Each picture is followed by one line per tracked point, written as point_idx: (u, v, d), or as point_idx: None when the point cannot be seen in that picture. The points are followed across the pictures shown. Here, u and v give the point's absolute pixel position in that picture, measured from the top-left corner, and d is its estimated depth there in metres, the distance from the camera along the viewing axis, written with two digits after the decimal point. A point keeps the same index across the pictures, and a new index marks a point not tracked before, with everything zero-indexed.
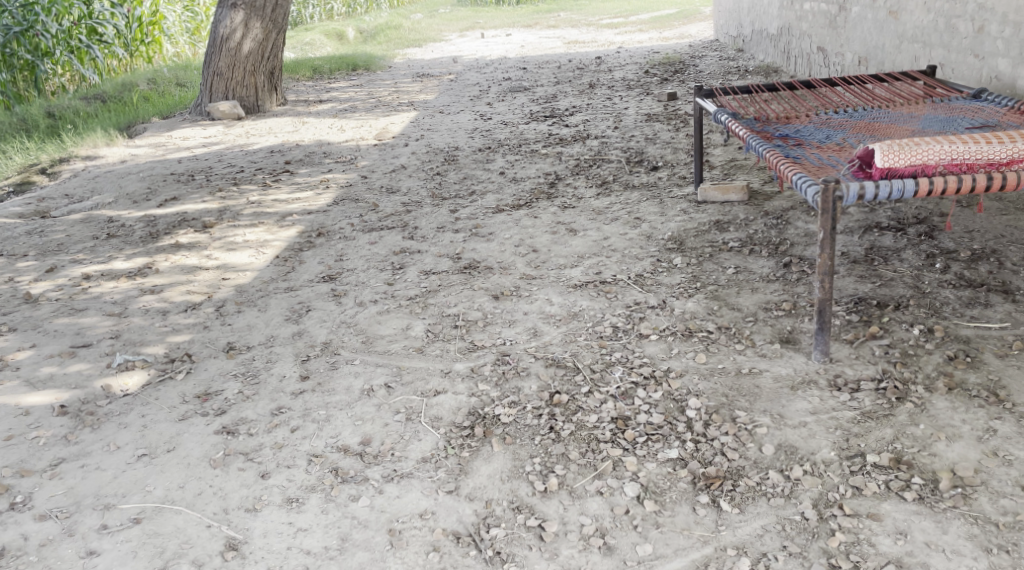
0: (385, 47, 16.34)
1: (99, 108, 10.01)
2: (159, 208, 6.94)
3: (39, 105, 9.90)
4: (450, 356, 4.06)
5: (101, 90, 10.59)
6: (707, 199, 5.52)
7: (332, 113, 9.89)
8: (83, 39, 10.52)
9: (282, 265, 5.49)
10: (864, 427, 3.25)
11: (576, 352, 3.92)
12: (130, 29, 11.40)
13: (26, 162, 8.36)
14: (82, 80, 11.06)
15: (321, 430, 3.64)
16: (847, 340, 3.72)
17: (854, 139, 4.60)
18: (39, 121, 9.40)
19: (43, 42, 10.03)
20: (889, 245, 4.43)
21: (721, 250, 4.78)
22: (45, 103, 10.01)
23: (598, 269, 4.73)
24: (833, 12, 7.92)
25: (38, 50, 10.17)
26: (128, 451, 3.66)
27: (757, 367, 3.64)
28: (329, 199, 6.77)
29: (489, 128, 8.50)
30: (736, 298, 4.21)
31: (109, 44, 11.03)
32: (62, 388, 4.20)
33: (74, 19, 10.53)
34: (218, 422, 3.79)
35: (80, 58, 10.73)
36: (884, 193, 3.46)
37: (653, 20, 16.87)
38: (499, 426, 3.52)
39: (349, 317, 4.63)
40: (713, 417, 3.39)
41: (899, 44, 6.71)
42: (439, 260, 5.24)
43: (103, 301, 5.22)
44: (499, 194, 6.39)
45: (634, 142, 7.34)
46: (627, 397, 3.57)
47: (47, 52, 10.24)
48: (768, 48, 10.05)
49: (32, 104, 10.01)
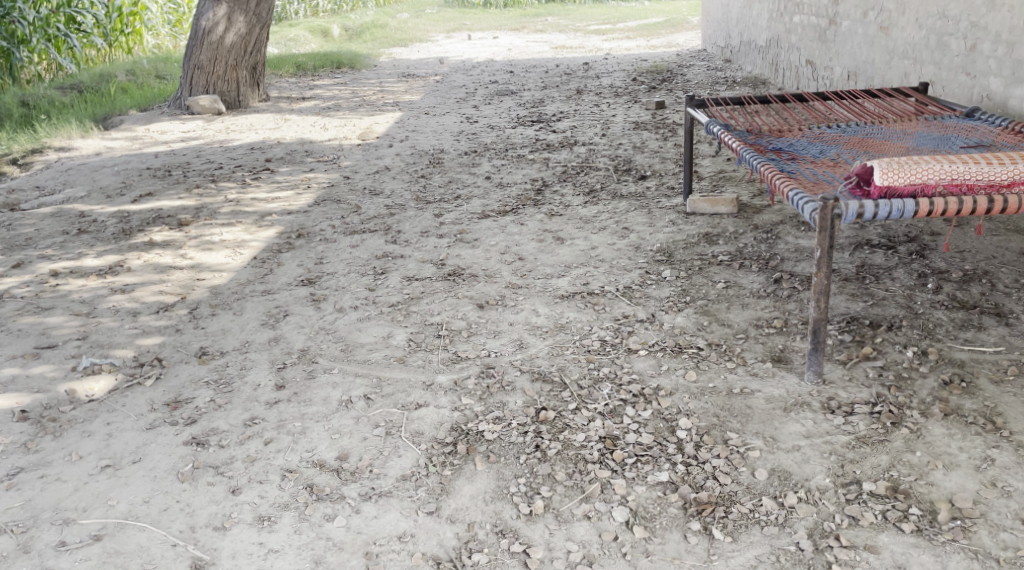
0: (371, 46, 16.20)
1: (76, 98, 9.82)
2: (133, 204, 6.78)
3: (14, 94, 9.68)
4: (433, 367, 3.95)
5: (78, 80, 10.40)
6: (695, 210, 5.44)
7: (314, 111, 9.74)
8: (61, 28, 10.34)
9: (259, 267, 5.36)
10: (859, 453, 3.17)
11: (562, 366, 3.82)
12: (110, 19, 11.22)
13: None
14: (59, 69, 10.84)
15: (297, 443, 3.52)
16: (840, 360, 3.64)
17: (848, 155, 4.53)
18: (14, 109, 9.19)
19: (19, 29, 9.84)
20: (880, 263, 4.36)
21: (710, 264, 4.70)
22: (20, 91, 9.81)
23: (585, 280, 4.64)
24: (823, 26, 7.86)
25: (15, 37, 9.98)
26: (91, 462, 3.54)
27: (749, 387, 3.55)
28: (310, 199, 6.64)
29: (475, 132, 8.39)
30: (726, 313, 4.13)
31: (87, 33, 10.88)
32: (24, 393, 4.11)
33: (53, 7, 10.36)
34: (187, 432, 3.67)
35: (57, 47, 10.58)
36: (883, 212, 3.38)
37: (641, 28, 16.82)
38: (482, 443, 3.41)
39: (328, 324, 4.50)
40: (704, 439, 3.30)
41: (890, 59, 6.66)
42: (423, 265, 5.12)
43: (71, 300, 5.07)
44: (485, 199, 6.29)
45: (621, 150, 7.26)
46: (615, 415, 3.48)
47: (23, 39, 10.05)
48: (756, 59, 10.01)
49: (6, 92, 9.80)
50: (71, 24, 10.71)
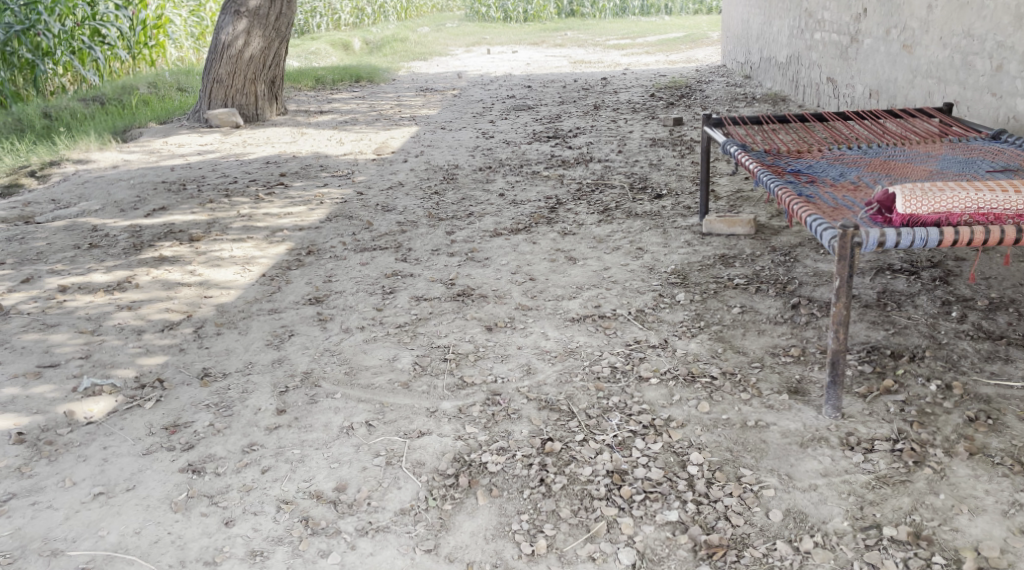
0: (390, 60, 16.19)
1: (97, 110, 9.81)
2: (146, 218, 6.72)
3: (37, 105, 9.69)
4: (437, 393, 3.83)
5: (100, 92, 10.40)
6: (712, 231, 5.30)
7: (332, 124, 9.68)
8: (85, 40, 10.34)
9: (267, 285, 5.27)
10: (880, 493, 3.02)
11: (571, 394, 3.69)
12: (134, 32, 11.24)
13: (16, 164, 8.15)
14: (83, 80, 10.84)
15: (295, 472, 3.41)
16: (859, 393, 3.48)
17: (870, 178, 4.38)
18: (35, 121, 9.18)
19: (44, 41, 9.82)
20: (902, 289, 4.20)
21: (726, 287, 4.56)
22: (43, 103, 9.82)
23: (597, 302, 4.51)
24: (845, 43, 7.72)
25: (39, 50, 9.98)
26: (84, 488, 3.46)
27: (764, 420, 3.40)
28: (322, 215, 6.55)
29: (491, 147, 8.30)
30: (741, 341, 3.99)
31: (111, 46, 10.89)
32: (23, 414, 4.03)
33: (77, 19, 10.36)
34: (184, 458, 3.58)
35: (81, 59, 10.60)
36: (906, 241, 3.24)
37: (661, 43, 16.73)
38: (485, 475, 3.28)
39: (333, 345, 4.40)
40: (716, 475, 3.16)
41: (913, 78, 6.50)
42: (432, 285, 5.01)
43: (76, 317, 5.00)
44: (498, 216, 6.18)
45: (638, 168, 7.14)
46: (624, 447, 3.34)
47: (47, 52, 10.05)
48: (776, 76, 9.87)
49: (29, 103, 9.81)
50: (95, 37, 10.70)
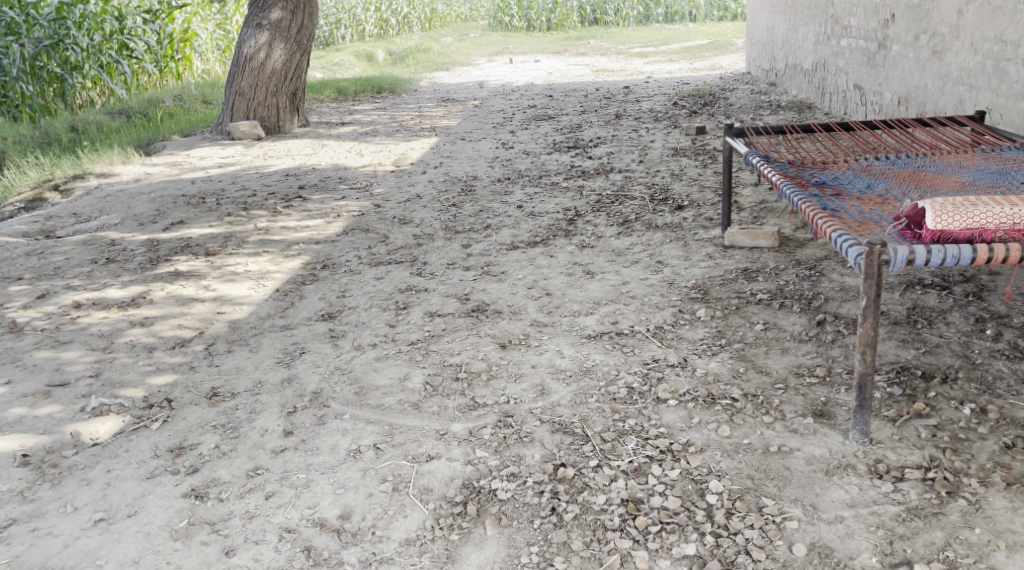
0: (414, 70, 16.13)
1: (124, 124, 9.79)
2: (164, 232, 6.66)
3: (64, 119, 9.69)
4: (448, 415, 3.70)
5: (127, 105, 10.39)
6: (734, 243, 5.15)
7: (352, 136, 9.61)
8: (113, 54, 10.35)
9: (280, 301, 5.17)
10: (910, 527, 2.87)
11: (586, 416, 3.55)
12: (161, 45, 11.24)
13: (41, 178, 8.12)
14: (111, 94, 10.82)
15: (299, 498, 3.31)
16: (888, 417, 3.32)
17: (898, 191, 4.22)
18: (62, 135, 9.18)
19: (72, 56, 9.84)
20: (933, 305, 4.03)
21: (748, 303, 4.40)
22: (70, 116, 9.81)
23: (615, 319, 4.37)
24: (872, 49, 7.53)
25: (68, 64, 10.00)
26: (85, 514, 3.38)
27: (787, 445, 3.25)
28: (339, 228, 6.46)
29: (510, 158, 8.18)
30: (764, 360, 3.83)
31: (139, 60, 10.89)
32: (29, 434, 3.95)
33: (105, 34, 10.38)
34: (187, 482, 3.49)
35: (108, 73, 10.60)
36: (936, 259, 3.07)
37: (684, 50, 16.57)
38: (494, 504, 3.16)
39: (344, 363, 4.28)
40: (736, 505, 3.01)
41: (943, 85, 6.31)
42: (446, 300, 4.89)
43: (89, 334, 4.92)
44: (515, 228, 6.05)
45: (659, 178, 6.99)
46: (639, 474, 3.20)
47: (76, 66, 10.07)
48: (802, 83, 9.69)
49: (57, 117, 9.81)
50: (123, 51, 10.72)
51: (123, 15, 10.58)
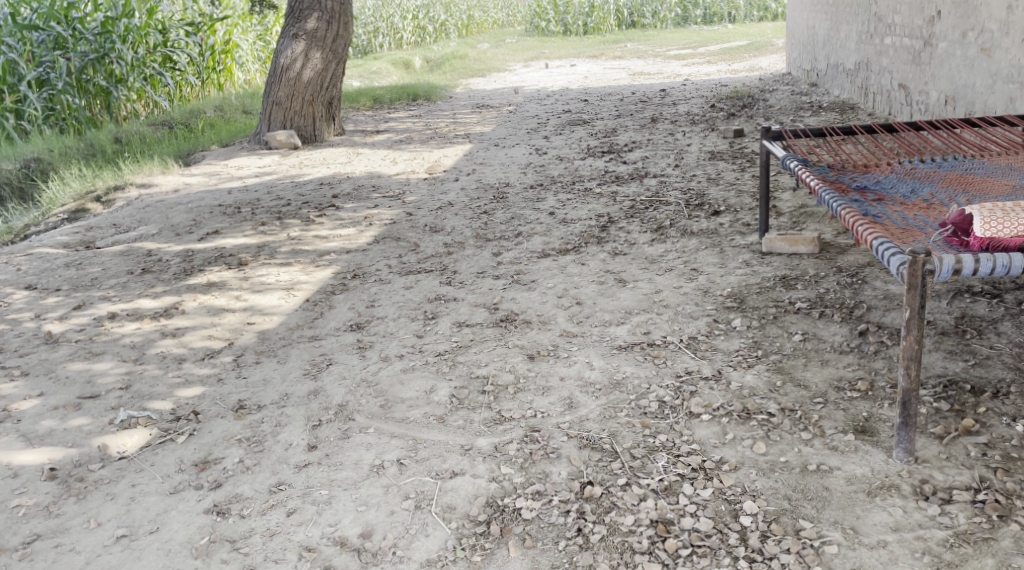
0: (449, 77, 16.07)
1: (166, 135, 9.83)
2: (200, 242, 6.61)
3: (109, 130, 9.73)
4: (473, 429, 3.59)
5: (170, 116, 10.43)
6: (772, 250, 4.99)
7: (386, 144, 9.56)
8: (156, 67, 10.40)
9: (310, 311, 5.09)
10: (959, 554, 2.71)
11: (615, 432, 3.43)
12: (203, 57, 11.20)
13: (83, 190, 8.15)
14: (155, 106, 10.85)
15: (321, 515, 3.22)
16: (935, 434, 3.15)
17: (945, 197, 4.03)
18: (106, 146, 9.22)
19: (117, 68, 9.89)
20: (982, 314, 3.85)
21: (786, 312, 4.24)
22: (114, 128, 9.86)
23: (647, 329, 4.24)
24: (917, 47, 7.32)
25: (112, 77, 10.08)
26: (108, 530, 3.31)
27: (827, 464, 3.10)
28: (370, 237, 6.38)
29: (544, 164, 8.07)
30: (803, 372, 3.68)
31: (181, 71, 10.94)
32: (58, 447, 3.86)
33: (149, 47, 10.44)
34: (210, 498, 3.41)
35: (152, 85, 10.66)
36: (984, 268, 2.90)
37: (722, 51, 16.35)
38: (518, 523, 3.06)
39: (371, 374, 4.18)
40: (772, 528, 2.87)
41: (992, 83, 6.12)
42: (475, 310, 4.79)
43: (121, 344, 4.82)
44: (546, 236, 5.93)
45: (694, 183, 6.83)
46: (670, 493, 3.07)
47: (120, 79, 10.13)
48: (844, 83, 9.48)
49: (102, 128, 9.87)
50: (167, 63, 10.79)
51: (167, 28, 10.65)
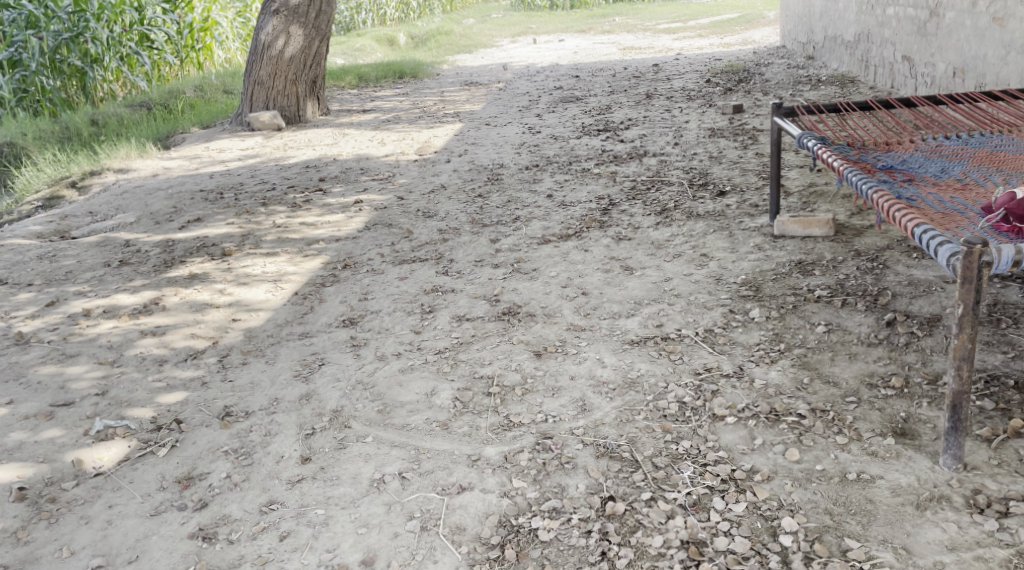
0: (436, 54, 15.72)
1: (144, 116, 9.47)
2: (180, 231, 6.30)
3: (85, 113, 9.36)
4: (480, 437, 3.35)
5: (148, 97, 10.04)
6: (785, 232, 4.74)
7: (373, 124, 9.25)
8: (134, 46, 9.98)
9: (299, 305, 4.81)
10: None
11: (634, 438, 3.19)
12: (181, 35, 10.77)
13: (58, 175, 7.84)
14: (132, 86, 10.47)
15: (317, 539, 2.98)
16: (982, 438, 2.94)
17: (979, 178, 3.81)
18: (82, 129, 8.87)
19: (93, 49, 9.46)
20: (1017, 300, 3.62)
21: (806, 300, 4.00)
22: (90, 109, 9.49)
23: (659, 321, 3.99)
24: (923, 18, 7.06)
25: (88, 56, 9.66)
26: (83, 559, 3.06)
27: (868, 473, 2.88)
28: (361, 223, 6.09)
29: (537, 143, 7.79)
30: (831, 368, 3.45)
31: (159, 50, 10.52)
32: (28, 463, 3.59)
33: (125, 25, 9.99)
34: (196, 520, 3.16)
35: (129, 65, 10.25)
36: None
37: (713, 24, 16.05)
38: (536, 546, 2.83)
39: (366, 376, 3.92)
40: (816, 548, 2.67)
41: (1005, 54, 5.87)
42: (475, 302, 4.53)
43: (97, 346, 4.53)
44: (545, 220, 5.67)
45: (696, 161, 6.58)
46: (700, 509, 2.86)
47: (96, 59, 9.71)
48: (842, 55, 9.22)
49: (78, 111, 9.49)
50: (144, 42, 10.37)
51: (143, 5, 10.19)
